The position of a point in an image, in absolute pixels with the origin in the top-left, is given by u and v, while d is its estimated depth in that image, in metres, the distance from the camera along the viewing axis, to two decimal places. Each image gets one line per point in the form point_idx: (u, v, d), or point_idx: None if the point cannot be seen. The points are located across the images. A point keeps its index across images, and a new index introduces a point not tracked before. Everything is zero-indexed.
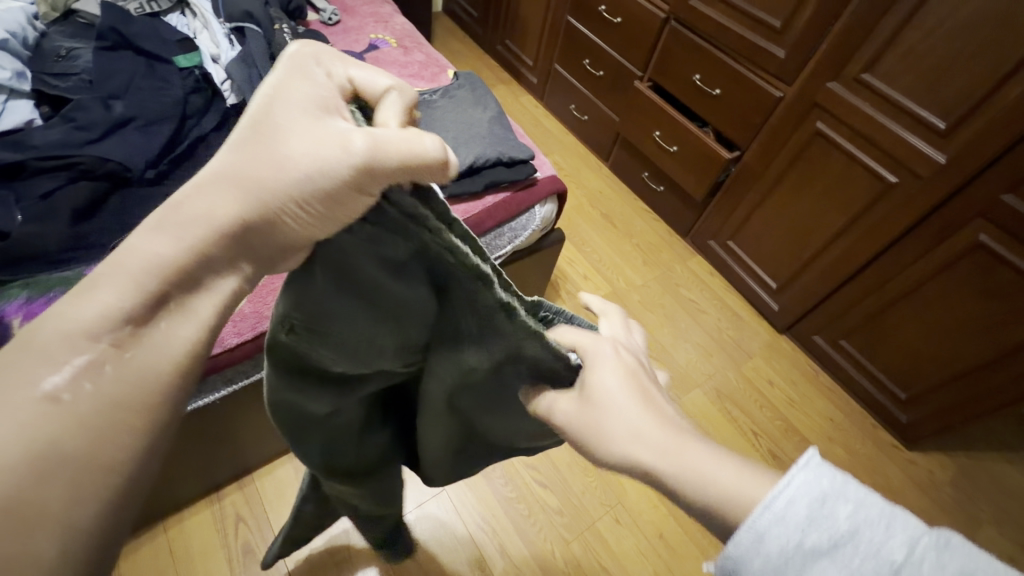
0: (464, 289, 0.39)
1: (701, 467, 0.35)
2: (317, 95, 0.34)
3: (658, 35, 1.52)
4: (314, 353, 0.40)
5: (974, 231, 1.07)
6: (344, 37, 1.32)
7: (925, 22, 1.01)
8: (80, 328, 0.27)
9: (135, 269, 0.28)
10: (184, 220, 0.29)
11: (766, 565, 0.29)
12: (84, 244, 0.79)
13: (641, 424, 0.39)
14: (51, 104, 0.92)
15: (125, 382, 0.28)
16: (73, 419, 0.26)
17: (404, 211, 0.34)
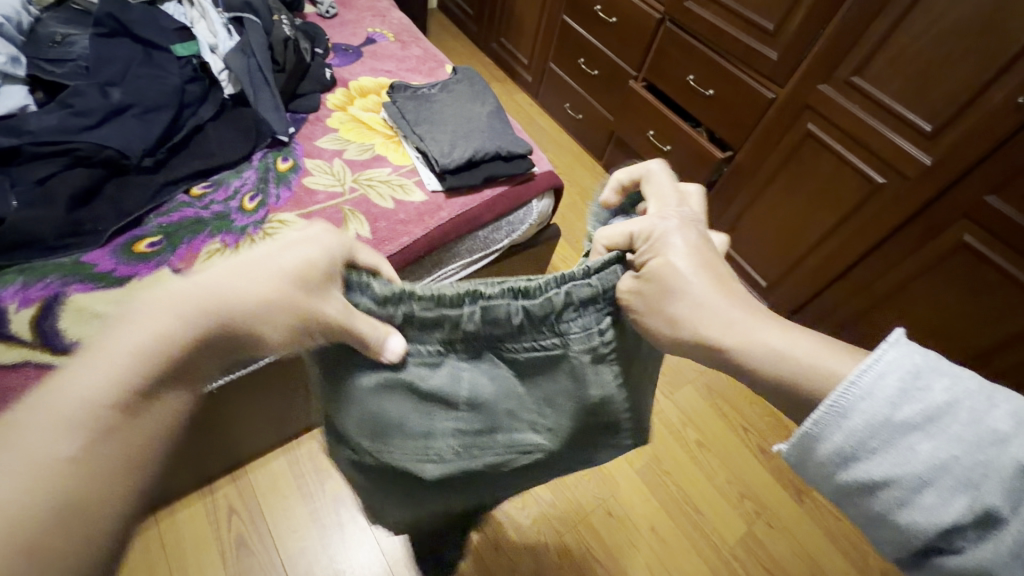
0: (482, 329, 0.44)
1: (754, 333, 0.42)
2: (302, 252, 0.39)
3: (652, 35, 1.53)
4: (409, 462, 0.48)
5: (958, 231, 1.10)
6: (341, 30, 1.32)
7: (912, 28, 1.04)
8: (84, 408, 0.34)
9: (119, 363, 0.35)
10: (147, 337, 0.35)
11: (850, 434, 0.36)
12: (80, 230, 0.78)
13: (722, 309, 0.43)
14: (46, 90, 0.92)
15: (119, 453, 0.35)
16: (82, 467, 0.33)
17: (385, 302, 0.41)
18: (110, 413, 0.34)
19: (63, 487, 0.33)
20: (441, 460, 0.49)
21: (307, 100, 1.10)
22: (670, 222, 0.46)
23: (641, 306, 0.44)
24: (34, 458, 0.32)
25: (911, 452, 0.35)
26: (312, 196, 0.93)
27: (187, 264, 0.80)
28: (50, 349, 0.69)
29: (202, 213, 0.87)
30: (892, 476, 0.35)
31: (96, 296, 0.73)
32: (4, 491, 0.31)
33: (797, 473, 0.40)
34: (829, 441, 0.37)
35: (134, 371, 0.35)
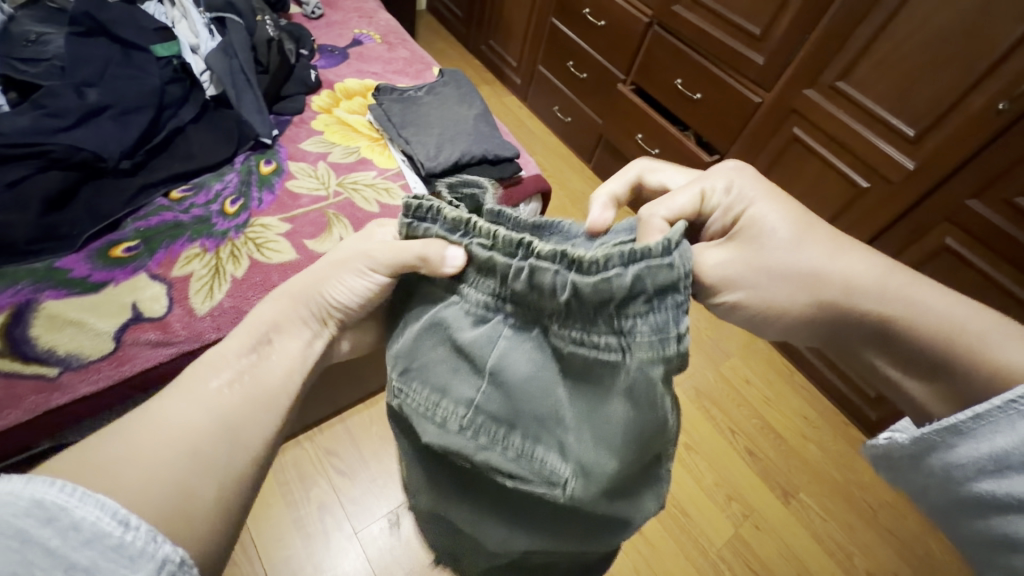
0: (536, 281, 0.42)
1: (896, 290, 0.45)
2: (369, 238, 0.55)
3: (641, 39, 1.54)
4: (415, 410, 0.49)
5: (942, 234, 1.11)
6: (327, 31, 1.31)
7: (895, 33, 1.05)
8: (229, 353, 0.49)
9: (255, 328, 0.52)
10: (289, 304, 0.53)
11: (1018, 440, 0.34)
12: (53, 234, 0.76)
13: (864, 269, 0.46)
14: (20, 90, 0.89)
15: (255, 398, 0.47)
16: (236, 405, 0.46)
17: (448, 221, 0.46)
18: (240, 360, 0.48)
19: (217, 413, 0.44)
20: (444, 426, 0.48)
21: (291, 101, 1.08)
22: (749, 178, 0.50)
23: (752, 276, 0.47)
24: (196, 398, 0.44)
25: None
26: (296, 200, 0.92)
27: (165, 268, 0.78)
28: (20, 358, 0.67)
29: (182, 217, 0.85)
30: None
31: (71, 303, 0.72)
32: (174, 430, 0.42)
33: (933, 472, 0.40)
34: (982, 443, 0.36)
35: (251, 331, 0.51)
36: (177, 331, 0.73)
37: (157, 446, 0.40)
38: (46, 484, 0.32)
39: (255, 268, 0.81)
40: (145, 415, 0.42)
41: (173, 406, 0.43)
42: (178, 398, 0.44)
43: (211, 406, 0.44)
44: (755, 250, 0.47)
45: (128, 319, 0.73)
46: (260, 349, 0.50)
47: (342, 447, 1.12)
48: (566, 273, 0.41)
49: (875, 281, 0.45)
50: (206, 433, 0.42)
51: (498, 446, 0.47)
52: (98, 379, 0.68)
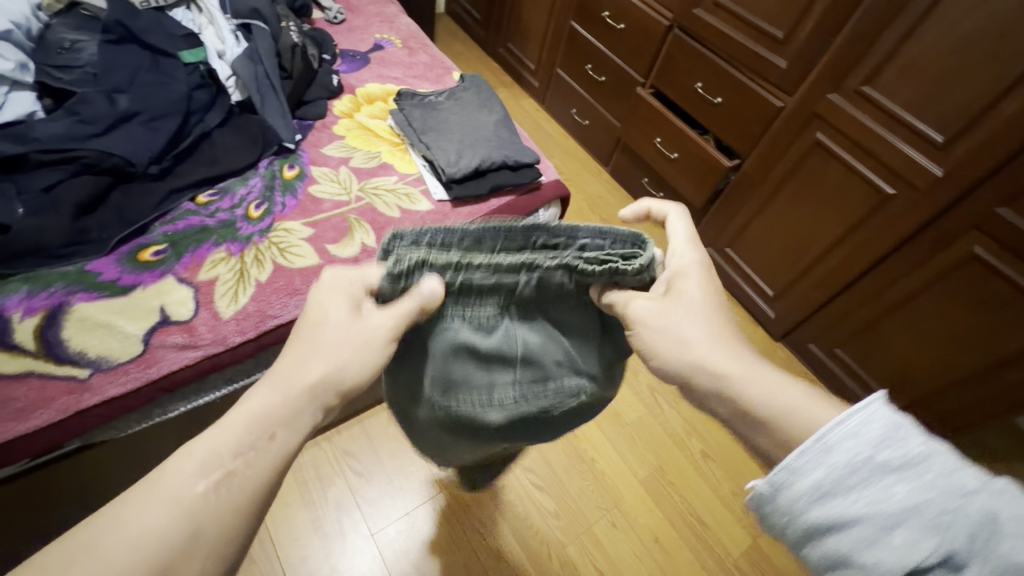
0: (541, 292, 0.51)
1: (767, 381, 0.45)
2: (344, 298, 0.48)
3: (661, 42, 1.53)
4: (475, 408, 0.57)
5: (970, 242, 1.09)
6: (349, 35, 1.32)
7: (924, 37, 1.03)
8: (203, 460, 0.39)
9: (239, 422, 0.41)
10: (270, 389, 0.44)
11: (828, 472, 0.36)
12: (85, 237, 0.78)
13: (733, 359, 0.47)
14: (54, 96, 0.92)
15: (243, 494, 0.39)
16: (208, 502, 0.38)
17: (437, 270, 0.48)
18: (234, 459, 0.40)
19: (190, 521, 0.37)
20: (500, 406, 0.58)
21: (313, 106, 1.09)
22: (688, 261, 0.53)
23: (655, 326, 0.49)
24: (167, 506, 0.37)
25: (884, 492, 0.34)
26: (318, 205, 0.93)
27: (192, 272, 0.80)
28: (53, 360, 0.69)
29: (208, 221, 0.86)
30: (862, 515, 0.34)
31: (101, 306, 0.73)
32: (139, 537, 0.35)
33: (773, 522, 0.38)
34: (809, 477, 0.36)
35: (245, 427, 0.41)
36: (202, 334, 0.75)
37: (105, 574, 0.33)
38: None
39: (279, 273, 0.82)
40: (104, 521, 0.35)
41: (139, 509, 0.37)
42: (145, 501, 0.37)
43: (188, 515, 0.37)
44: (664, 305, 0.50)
45: (155, 322, 0.74)
46: (259, 446, 0.41)
47: (359, 449, 1.13)
48: (563, 276, 0.50)
49: (741, 378, 0.45)
50: (169, 556, 0.35)
51: (542, 395, 0.58)
52: (126, 381, 0.70)
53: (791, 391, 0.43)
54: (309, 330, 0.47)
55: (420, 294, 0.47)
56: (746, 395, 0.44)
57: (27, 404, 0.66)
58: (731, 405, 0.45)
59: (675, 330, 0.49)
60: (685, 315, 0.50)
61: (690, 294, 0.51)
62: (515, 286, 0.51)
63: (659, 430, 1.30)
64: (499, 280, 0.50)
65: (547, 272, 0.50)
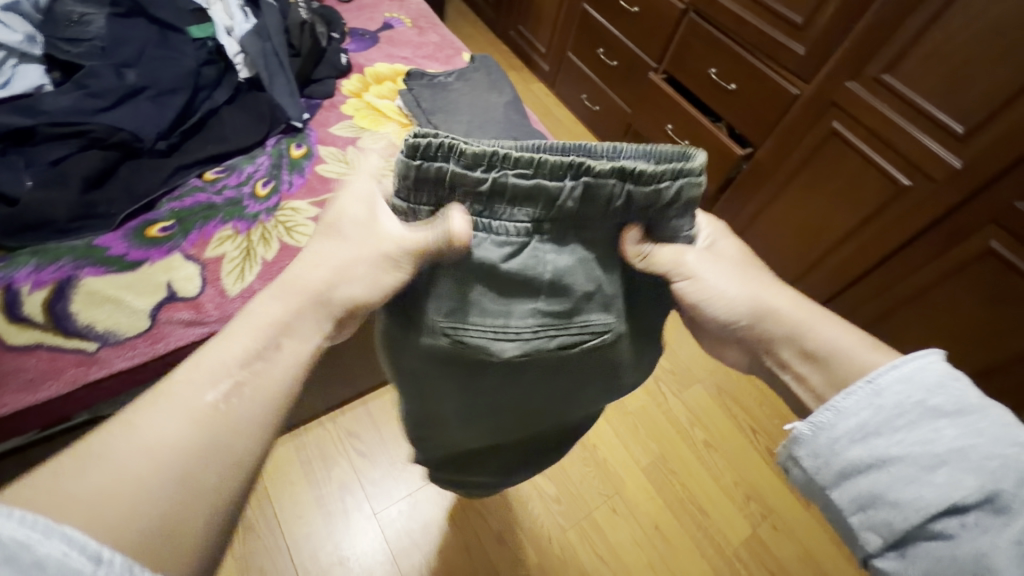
0: (584, 196, 0.43)
1: (810, 321, 0.48)
2: (368, 196, 0.46)
3: (675, 26, 1.49)
4: (483, 341, 0.46)
5: (986, 237, 1.07)
6: (358, 14, 1.30)
7: (948, 24, 1.00)
8: (210, 374, 0.38)
9: (251, 325, 0.41)
10: (285, 294, 0.44)
11: (876, 410, 0.40)
12: (93, 212, 0.79)
13: (770, 297, 0.50)
14: (62, 70, 0.92)
15: (253, 408, 0.38)
16: (222, 410, 0.37)
17: (467, 158, 0.40)
18: (242, 368, 0.39)
19: (203, 429, 0.35)
20: (518, 340, 0.47)
21: (321, 85, 1.08)
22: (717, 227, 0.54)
23: (722, 281, 0.50)
24: (182, 412, 0.35)
25: (932, 433, 0.38)
26: (325, 184, 0.92)
27: (199, 249, 0.80)
28: (61, 332, 0.69)
29: (215, 199, 0.86)
30: (904, 453, 0.38)
31: (108, 280, 0.74)
32: (156, 442, 0.33)
33: (819, 457, 0.42)
34: (858, 415, 0.41)
35: (247, 339, 0.40)
36: (208, 311, 0.75)
37: (131, 471, 0.32)
38: (5, 514, 0.24)
39: (285, 251, 0.82)
40: (116, 433, 0.33)
41: (151, 417, 0.35)
42: (156, 410, 0.35)
43: (204, 423, 0.36)
44: (708, 256, 0.50)
45: (163, 297, 0.74)
46: (266, 357, 0.41)
47: (364, 429, 1.14)
48: (611, 181, 0.42)
49: (788, 314, 0.49)
50: (189, 459, 0.34)
51: (565, 334, 0.48)
52: (134, 355, 0.71)
53: (834, 328, 0.48)
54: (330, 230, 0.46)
55: (445, 236, 0.41)
56: (811, 335, 0.48)
57: (37, 375, 0.66)
58: (800, 348, 0.48)
59: (717, 283, 0.49)
60: (718, 265, 0.50)
61: (725, 251, 0.52)
62: (550, 208, 0.42)
63: (663, 420, 1.29)
64: (539, 183, 0.41)
65: (603, 182, 0.42)
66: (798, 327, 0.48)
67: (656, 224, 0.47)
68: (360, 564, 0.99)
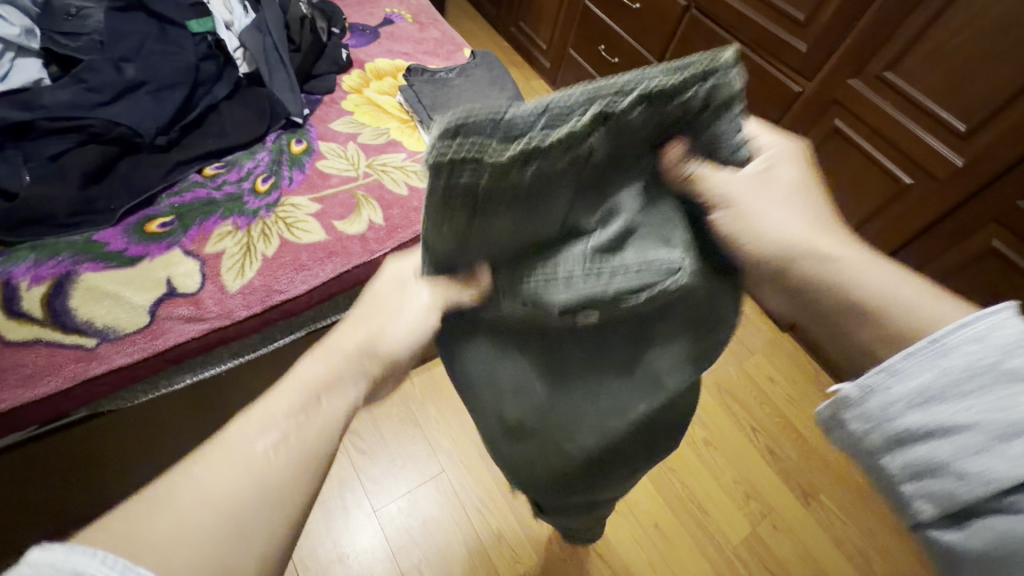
0: (614, 123, 0.37)
1: (859, 260, 0.43)
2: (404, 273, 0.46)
3: (677, 23, 1.49)
4: (538, 289, 0.43)
5: (988, 236, 1.06)
6: (358, 9, 1.29)
7: (951, 22, 0.99)
8: (258, 429, 0.37)
9: (295, 386, 0.39)
10: (331, 349, 0.42)
11: (939, 372, 0.36)
12: (93, 207, 0.78)
13: (816, 225, 0.44)
14: (61, 64, 0.91)
15: (307, 462, 0.37)
16: (281, 467, 0.36)
17: (476, 127, 0.33)
18: (286, 420, 0.37)
19: (260, 481, 0.35)
20: (569, 284, 0.42)
21: (322, 81, 1.08)
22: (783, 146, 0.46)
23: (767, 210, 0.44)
24: (230, 462, 0.35)
25: (1007, 400, 0.34)
26: (325, 180, 0.92)
27: (198, 245, 0.79)
28: (60, 328, 0.69)
29: (214, 194, 0.86)
30: (971, 422, 0.35)
31: (107, 276, 0.73)
32: (213, 493, 0.33)
33: (866, 423, 0.39)
34: (917, 378, 0.37)
35: (289, 397, 0.39)
36: (208, 308, 0.75)
37: (193, 521, 0.32)
38: (87, 553, 0.28)
39: (285, 247, 0.82)
40: (176, 482, 0.34)
41: (203, 466, 0.34)
42: (215, 460, 0.35)
43: (254, 473, 0.35)
44: (756, 181, 0.44)
45: (162, 293, 0.74)
46: (310, 412, 0.39)
47: (364, 426, 1.13)
48: (640, 99, 0.36)
49: (832, 250, 0.43)
50: (243, 510, 0.33)
51: (629, 274, 0.43)
52: (133, 351, 0.70)
53: (879, 271, 0.43)
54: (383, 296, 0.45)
55: (468, 285, 0.44)
56: (859, 282, 0.42)
57: (35, 371, 0.66)
58: (856, 292, 0.42)
59: (759, 216, 0.44)
60: (769, 194, 0.44)
61: (783, 174, 0.45)
62: (585, 150, 0.37)
63: None
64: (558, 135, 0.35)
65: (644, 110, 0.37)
66: (853, 274, 0.43)
67: (701, 131, 0.41)
68: (360, 561, 0.99)
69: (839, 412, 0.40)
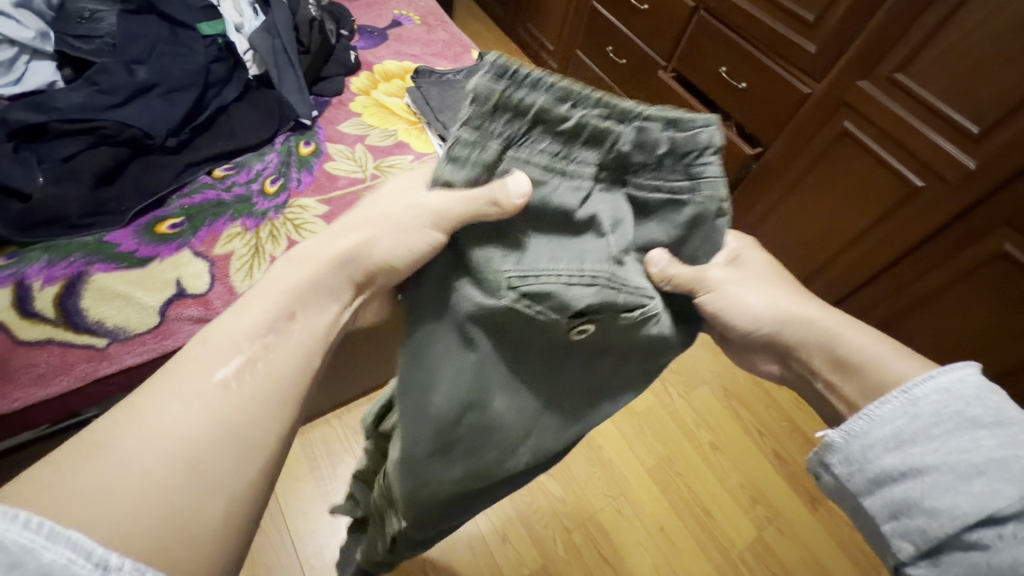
0: (601, 134, 0.41)
1: (834, 329, 0.50)
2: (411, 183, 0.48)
3: (685, 25, 1.48)
4: (542, 285, 0.43)
5: (999, 239, 1.05)
6: (367, 11, 1.30)
7: (964, 22, 0.99)
8: (233, 343, 0.38)
9: (268, 294, 0.42)
10: (306, 260, 0.44)
11: (908, 419, 0.40)
12: (104, 208, 0.79)
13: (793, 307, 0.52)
14: (73, 66, 0.92)
15: (271, 378, 0.38)
16: (239, 397, 0.36)
17: (492, 91, 0.38)
18: (254, 343, 0.39)
19: (217, 411, 0.34)
20: (567, 282, 0.44)
21: (330, 82, 1.08)
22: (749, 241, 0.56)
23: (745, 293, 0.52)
24: (194, 394, 0.34)
25: (969, 443, 0.37)
26: (333, 181, 0.92)
27: (208, 246, 0.80)
28: (72, 328, 0.70)
29: (224, 196, 0.86)
30: (938, 462, 0.37)
31: (118, 277, 0.74)
32: (170, 427, 0.32)
33: (850, 466, 0.41)
34: (891, 424, 0.40)
35: (268, 303, 0.41)
36: (217, 309, 0.76)
37: (141, 464, 0.30)
38: (6, 517, 0.24)
39: (293, 249, 0.82)
40: (123, 420, 0.32)
41: (159, 402, 0.33)
42: (171, 392, 0.34)
43: (214, 404, 0.34)
44: (732, 270, 0.53)
45: (172, 294, 0.75)
46: (277, 329, 0.41)
47: None
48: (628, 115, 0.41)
49: (812, 324, 0.51)
50: (208, 445, 0.33)
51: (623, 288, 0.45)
52: (143, 351, 0.71)
53: (862, 334, 0.49)
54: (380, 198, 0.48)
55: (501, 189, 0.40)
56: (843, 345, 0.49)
57: (47, 370, 0.67)
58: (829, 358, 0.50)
59: (740, 294, 0.52)
60: (743, 277, 0.53)
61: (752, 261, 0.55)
62: (563, 154, 0.42)
63: (668, 420, 1.29)
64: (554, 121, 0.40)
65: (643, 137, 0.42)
66: (827, 335, 0.50)
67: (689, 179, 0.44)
68: None
69: (829, 455, 0.43)
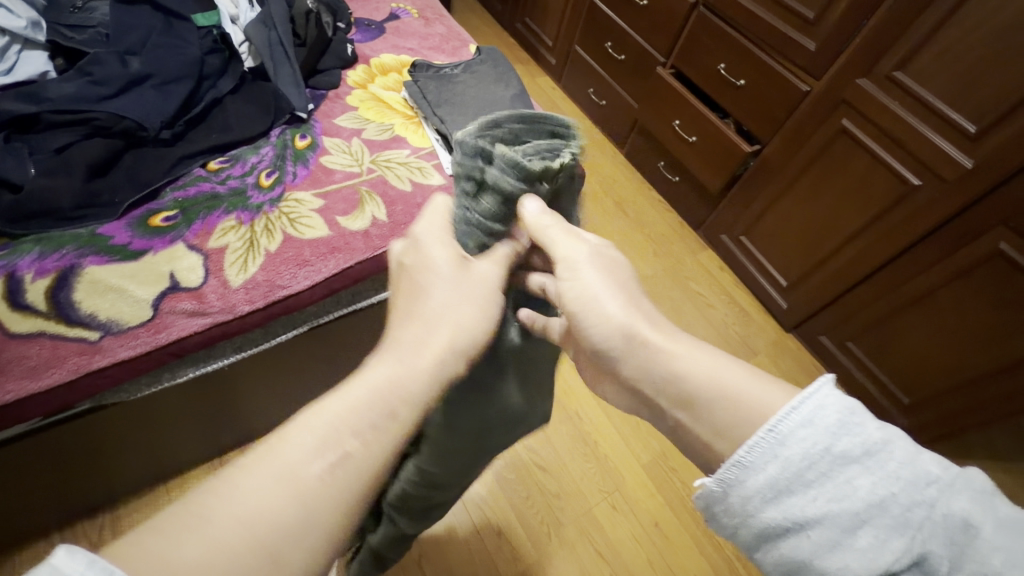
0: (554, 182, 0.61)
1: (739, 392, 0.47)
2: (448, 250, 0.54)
3: (685, 20, 1.47)
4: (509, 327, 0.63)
5: (996, 238, 1.05)
6: (364, 4, 1.29)
7: (963, 22, 0.99)
8: (347, 428, 0.40)
9: (368, 390, 0.43)
10: (401, 350, 0.47)
11: (782, 462, 0.38)
12: (98, 199, 0.79)
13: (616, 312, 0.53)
14: (66, 57, 0.91)
15: (358, 475, 0.39)
16: (331, 488, 0.38)
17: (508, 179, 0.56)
18: (354, 438, 0.40)
19: (304, 502, 0.36)
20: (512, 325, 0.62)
21: (327, 75, 1.07)
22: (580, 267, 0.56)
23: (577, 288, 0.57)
24: (291, 483, 0.37)
25: (846, 486, 0.37)
26: (329, 175, 0.91)
27: (202, 240, 0.79)
28: (64, 321, 0.69)
29: (218, 189, 0.86)
30: (827, 511, 0.37)
31: (111, 270, 0.73)
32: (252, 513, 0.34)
33: (737, 514, 0.40)
34: (767, 472, 0.39)
35: (370, 401, 0.42)
36: (210, 301, 0.75)
37: (228, 546, 0.33)
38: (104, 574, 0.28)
39: (288, 244, 0.82)
40: (219, 495, 0.35)
41: (255, 482, 0.36)
42: (263, 473, 0.37)
43: (301, 495, 0.36)
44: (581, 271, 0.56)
45: (166, 288, 0.74)
46: (378, 425, 0.42)
47: None
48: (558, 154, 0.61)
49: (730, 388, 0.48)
50: (289, 535, 0.35)
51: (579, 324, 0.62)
52: (137, 345, 0.71)
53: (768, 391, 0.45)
54: (427, 285, 0.52)
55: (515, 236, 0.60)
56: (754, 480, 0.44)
57: (39, 363, 0.66)
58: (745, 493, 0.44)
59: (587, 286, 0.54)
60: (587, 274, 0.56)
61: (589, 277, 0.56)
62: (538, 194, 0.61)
63: None
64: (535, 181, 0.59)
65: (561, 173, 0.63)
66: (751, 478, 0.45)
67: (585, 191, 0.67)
68: None
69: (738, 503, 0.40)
